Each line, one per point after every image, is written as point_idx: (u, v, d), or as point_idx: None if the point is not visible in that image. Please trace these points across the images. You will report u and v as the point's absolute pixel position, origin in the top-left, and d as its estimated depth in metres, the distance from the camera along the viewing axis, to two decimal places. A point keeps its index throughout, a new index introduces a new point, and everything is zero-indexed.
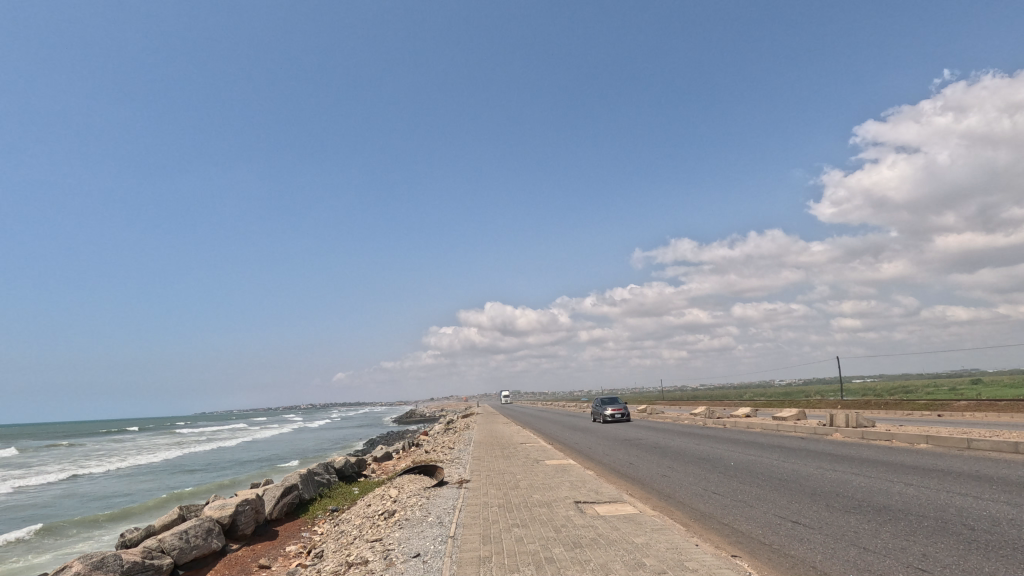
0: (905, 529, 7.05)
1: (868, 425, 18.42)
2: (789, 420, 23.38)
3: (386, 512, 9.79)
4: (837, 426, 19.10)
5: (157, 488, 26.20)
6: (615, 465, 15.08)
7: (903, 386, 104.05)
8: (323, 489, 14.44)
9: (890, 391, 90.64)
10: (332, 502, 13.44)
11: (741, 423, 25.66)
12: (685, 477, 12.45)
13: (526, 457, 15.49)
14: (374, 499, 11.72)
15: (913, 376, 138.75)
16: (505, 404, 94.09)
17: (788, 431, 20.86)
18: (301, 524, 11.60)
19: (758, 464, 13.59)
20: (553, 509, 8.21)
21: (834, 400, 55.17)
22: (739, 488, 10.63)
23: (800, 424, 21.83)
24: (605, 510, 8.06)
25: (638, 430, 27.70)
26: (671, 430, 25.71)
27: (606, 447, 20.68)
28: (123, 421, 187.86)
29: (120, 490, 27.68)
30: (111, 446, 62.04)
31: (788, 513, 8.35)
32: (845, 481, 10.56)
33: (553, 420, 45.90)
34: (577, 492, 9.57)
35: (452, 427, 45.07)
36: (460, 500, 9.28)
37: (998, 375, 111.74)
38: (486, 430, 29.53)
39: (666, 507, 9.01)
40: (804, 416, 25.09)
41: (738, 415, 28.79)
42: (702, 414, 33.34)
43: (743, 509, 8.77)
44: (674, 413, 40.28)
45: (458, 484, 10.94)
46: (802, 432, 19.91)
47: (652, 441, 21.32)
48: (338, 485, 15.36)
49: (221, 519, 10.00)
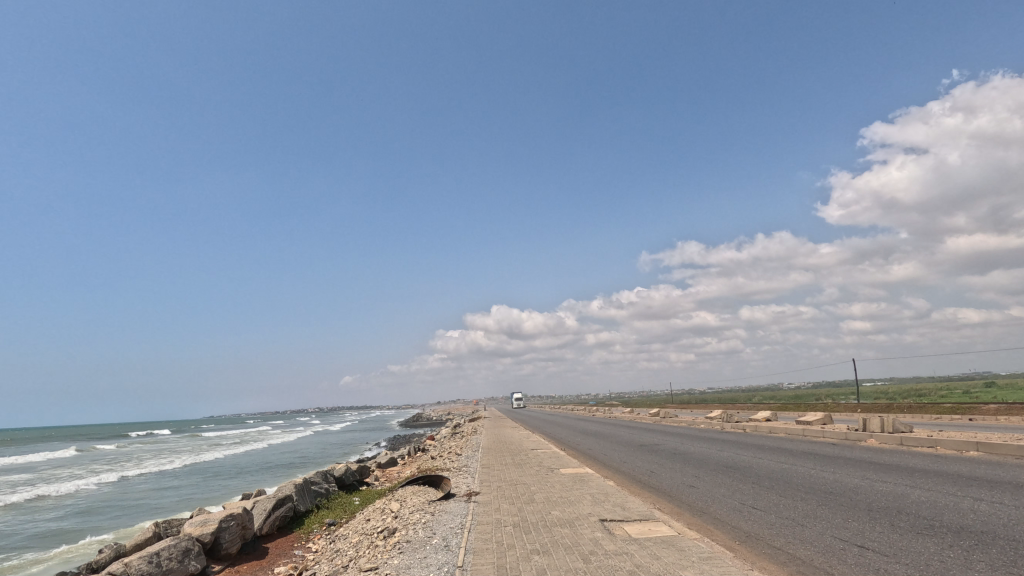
0: (1002, 558, 5.89)
1: (906, 430, 17.15)
2: (815, 425, 22.09)
3: (386, 531, 8.68)
4: (871, 430, 17.81)
5: (154, 498, 25.33)
6: (636, 474, 13.95)
7: (915, 390, 101.98)
8: (320, 500, 13.41)
9: (904, 395, 88.90)
10: (329, 514, 12.37)
11: (763, 428, 24.37)
12: (715, 489, 11.32)
13: (539, 465, 14.37)
14: (374, 513, 10.62)
15: (927, 379, 136.39)
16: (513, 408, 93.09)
17: (816, 436, 19.58)
18: (293, 541, 10.52)
19: (794, 473, 12.42)
20: (578, 531, 7.09)
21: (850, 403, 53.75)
22: (779, 502, 9.49)
23: (828, 429, 20.54)
24: (638, 532, 6.91)
25: (655, 435, 26.50)
26: (689, 435, 24.49)
27: (623, 453, 19.56)
28: (132, 423, 188.53)
29: (112, 498, 26.86)
30: (118, 451, 61.51)
31: (849, 535, 7.20)
32: (901, 494, 9.40)
33: (563, 424, 44.66)
34: (601, 508, 8.43)
35: (459, 432, 43.98)
36: (468, 518, 8.17)
37: (1014, 377, 109.35)
38: (495, 435, 28.47)
39: (704, 526, 7.88)
40: (830, 420, 23.80)
41: (757, 419, 27.60)
42: (719, 418, 32.12)
43: (794, 529, 7.63)
44: (688, 417, 38.99)
45: (466, 497, 9.84)
46: (833, 437, 18.64)
47: (671, 447, 20.20)
48: (337, 495, 14.29)
49: (202, 537, 8.98)
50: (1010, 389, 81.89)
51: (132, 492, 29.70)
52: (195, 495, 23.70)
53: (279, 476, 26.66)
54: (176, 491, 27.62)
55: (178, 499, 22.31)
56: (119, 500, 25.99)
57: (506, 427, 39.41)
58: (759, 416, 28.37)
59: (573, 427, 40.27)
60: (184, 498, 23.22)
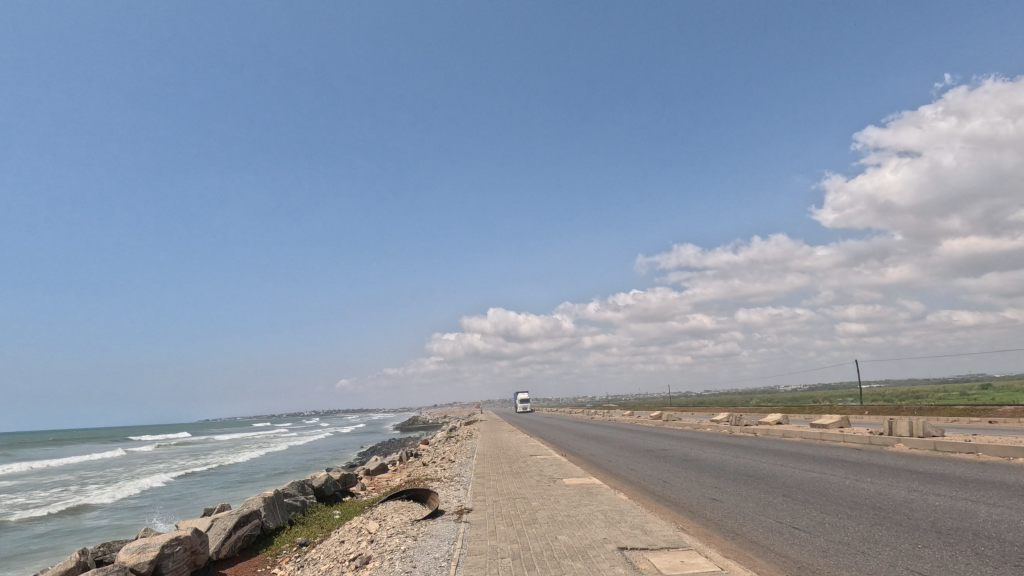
0: None
1: (937, 434, 15.77)
2: (833, 429, 20.71)
3: (358, 560, 7.24)
4: (897, 435, 16.42)
5: (129, 509, 23.90)
6: (647, 484, 12.62)
7: (911, 391, 101.27)
8: (294, 515, 11.94)
9: (899, 397, 88.63)
10: (303, 532, 10.91)
11: (775, 432, 22.97)
12: (742, 503, 9.99)
13: (539, 475, 12.98)
14: (349, 534, 9.17)
15: (925, 380, 135.89)
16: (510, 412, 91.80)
17: (836, 440, 18.23)
18: (256, 565, 9.07)
19: (826, 484, 11.11)
20: (591, 564, 5.71)
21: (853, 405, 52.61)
22: (825, 522, 8.14)
23: (848, 433, 19.17)
24: (669, 567, 5.50)
25: (659, 439, 25.14)
26: (697, 440, 23.15)
27: (629, 459, 18.21)
28: (124, 428, 186.63)
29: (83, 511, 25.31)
30: (107, 458, 59.98)
31: (927, 566, 5.88)
32: (963, 510, 8.10)
33: (562, 427, 43.26)
34: (617, 531, 7.02)
35: (454, 435, 42.49)
36: (458, 546, 6.75)
37: (1008, 378, 109.19)
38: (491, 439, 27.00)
39: (744, 555, 6.55)
40: (848, 422, 22.38)
41: (767, 422, 26.21)
42: (726, 421, 30.73)
43: (855, 558, 6.32)
44: (692, 419, 37.60)
45: (456, 516, 8.40)
46: (855, 442, 17.29)
47: (680, 453, 18.89)
48: (315, 509, 12.84)
49: (138, 568, 7.48)
50: (1011, 390, 81.15)
51: (111, 504, 28.29)
52: (173, 505, 22.32)
53: (264, 484, 25.27)
54: (157, 501, 26.28)
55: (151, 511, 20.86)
56: (94, 512, 24.56)
57: (503, 430, 37.85)
58: (769, 418, 26.98)
59: (573, 431, 38.81)
60: (161, 508, 21.85)
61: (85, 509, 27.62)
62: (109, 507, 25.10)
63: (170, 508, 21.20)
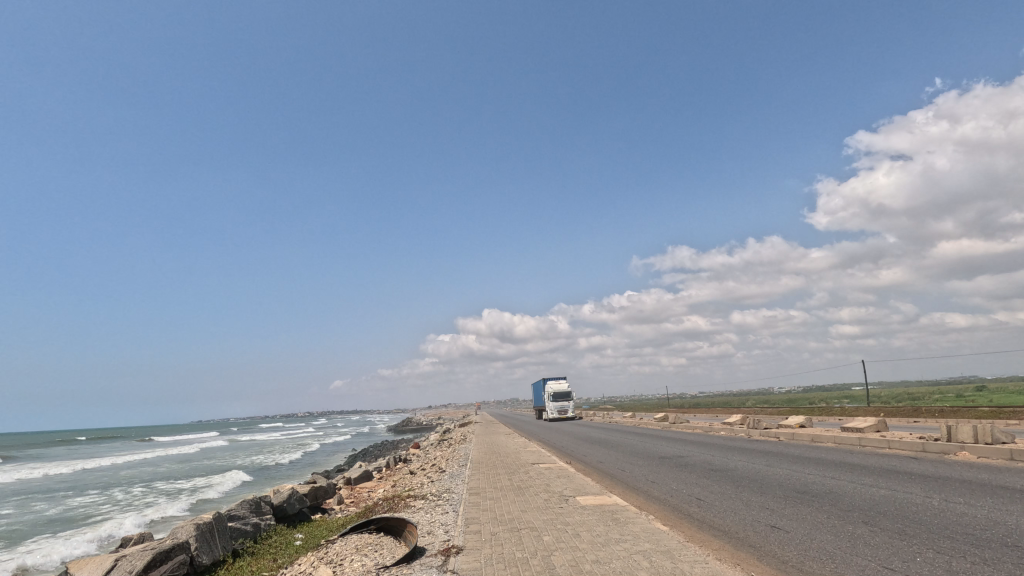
0: None
1: (1008, 441, 13.48)
2: (871, 434, 18.39)
3: None
4: (960, 442, 14.10)
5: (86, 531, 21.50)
6: (677, 504, 10.28)
7: (906, 392, 99.95)
8: (241, 546, 9.52)
9: (893, 398, 87.70)
10: (246, 568, 8.54)
11: (803, 437, 20.60)
12: (815, 534, 7.66)
13: (545, 493, 10.54)
14: None
15: (918, 382, 134.94)
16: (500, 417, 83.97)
17: (882, 448, 15.92)
18: None
19: (908, 506, 8.82)
20: None
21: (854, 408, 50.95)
22: (957, 570, 5.85)
23: (893, 438, 16.87)
24: None
25: (671, 444, 22.75)
26: (715, 445, 20.80)
27: (644, 469, 15.89)
28: (110, 429, 182.82)
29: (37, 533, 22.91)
30: (88, 462, 57.25)
31: None
32: None
33: (563, 431, 40.83)
34: None
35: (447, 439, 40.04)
36: None
37: (1001, 380, 108.40)
38: (486, 445, 24.52)
39: None
40: (885, 425, 20.01)
41: (790, 425, 23.77)
42: (740, 425, 28.31)
43: None
44: (700, 422, 35.33)
45: (439, 562, 6.02)
46: (907, 450, 14.98)
47: (703, 462, 16.55)
48: (271, 534, 10.44)
49: None
50: (1008, 392, 79.59)
51: (80, 521, 25.95)
52: (140, 521, 20.08)
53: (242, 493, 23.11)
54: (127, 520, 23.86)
55: (104, 534, 18.45)
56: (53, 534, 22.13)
57: (499, 434, 35.47)
58: (792, 421, 24.57)
59: (575, 434, 36.48)
60: (126, 526, 19.58)
61: (50, 526, 25.29)
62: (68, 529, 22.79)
63: (132, 528, 18.86)
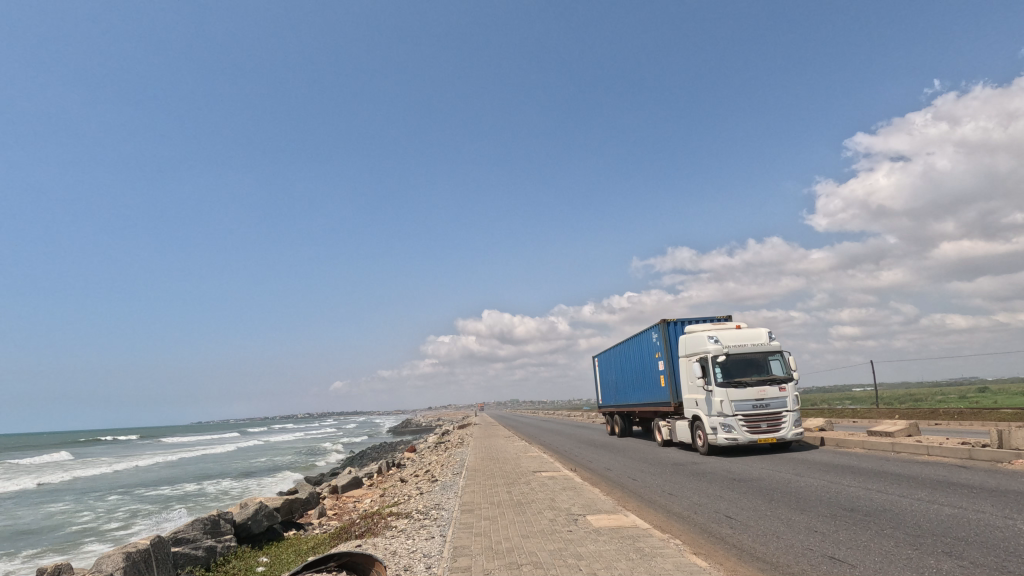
0: None
1: None
2: (904, 439, 16.80)
3: None
4: (1014, 450, 12.54)
5: (55, 547, 19.93)
6: (706, 525, 8.77)
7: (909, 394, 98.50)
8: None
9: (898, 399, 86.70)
10: None
11: (826, 442, 18.96)
12: (891, 570, 6.17)
13: (550, 511, 9.00)
14: None
15: (919, 384, 133.85)
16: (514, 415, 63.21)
17: (922, 456, 14.33)
18: None
19: (991, 530, 7.32)
20: None
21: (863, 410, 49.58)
22: None
23: (931, 445, 15.28)
24: None
25: (683, 448, 21.11)
26: (732, 450, 19.18)
27: (658, 478, 14.36)
28: (108, 430, 181.03)
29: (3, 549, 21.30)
30: (76, 466, 55.48)
31: None
32: None
33: (565, 433, 39.28)
34: None
35: (444, 443, 38.39)
36: None
37: (1003, 382, 107.25)
38: (483, 449, 22.87)
39: None
40: (916, 429, 18.43)
41: (810, 429, 22.09)
42: None
43: None
44: None
45: None
46: (953, 458, 13.40)
47: (721, 470, 15.01)
48: (228, 560, 8.95)
49: None
50: (1012, 393, 78.54)
51: (53, 532, 24.35)
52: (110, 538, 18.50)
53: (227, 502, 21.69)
54: (103, 535, 22.33)
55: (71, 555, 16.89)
56: (21, 551, 20.59)
57: (499, 436, 33.93)
58: (810, 425, 22.90)
59: (576, 436, 34.84)
60: (96, 546, 18.06)
61: (21, 537, 23.73)
62: (37, 545, 21.19)
63: (101, 548, 17.35)
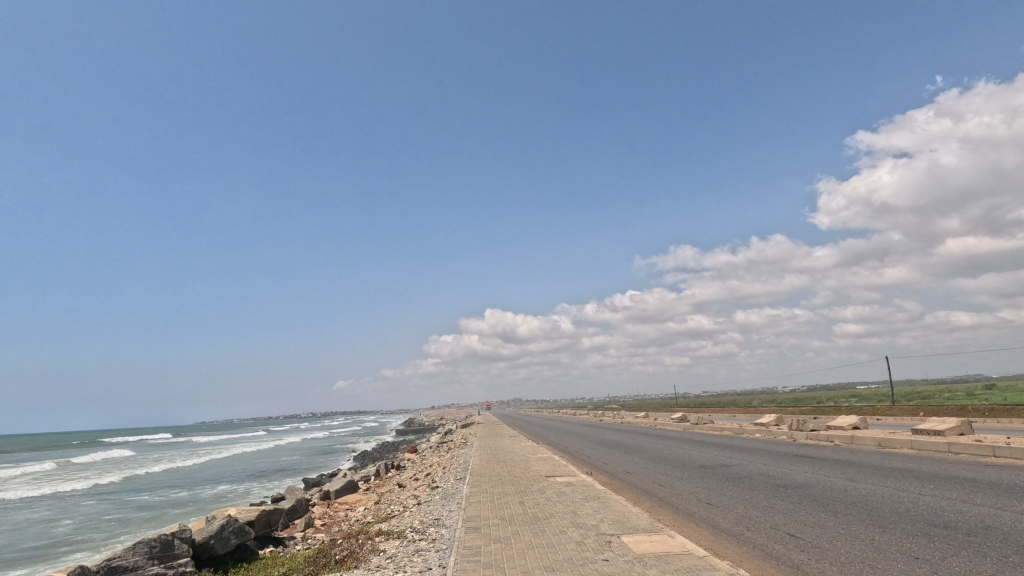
0: None
1: None
2: (960, 439, 15.05)
3: None
4: None
5: (22, 562, 18.17)
6: (771, 547, 7.04)
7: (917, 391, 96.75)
8: None
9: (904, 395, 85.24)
10: None
11: (867, 443, 17.23)
12: None
13: (576, 531, 7.30)
14: None
15: (925, 381, 132.01)
16: (559, 431, 43.11)
17: (991, 460, 12.58)
18: None
19: None
20: None
21: (876, 407, 47.96)
22: None
23: (996, 446, 13.53)
24: None
25: (706, 450, 19.37)
26: (763, 452, 17.45)
27: (688, 484, 12.65)
28: (110, 431, 180.19)
29: None
30: (69, 471, 53.63)
31: None
32: None
33: (574, 433, 37.34)
34: None
35: (446, 444, 36.51)
36: None
37: (1010, 379, 105.26)
38: (488, 451, 21.12)
39: None
40: (967, 428, 16.64)
41: (842, 428, 20.39)
42: (776, 426, 24.98)
43: None
44: (723, 423, 32.08)
45: None
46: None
47: (758, 474, 13.31)
48: None
49: None
50: (1019, 389, 77.20)
51: (27, 542, 22.62)
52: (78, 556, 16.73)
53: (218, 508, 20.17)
54: (77, 545, 20.55)
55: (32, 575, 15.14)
56: None
57: (504, 436, 32.20)
58: (843, 422, 21.18)
59: (586, 437, 33.06)
60: (71, 561, 16.46)
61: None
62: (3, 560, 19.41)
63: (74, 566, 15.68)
